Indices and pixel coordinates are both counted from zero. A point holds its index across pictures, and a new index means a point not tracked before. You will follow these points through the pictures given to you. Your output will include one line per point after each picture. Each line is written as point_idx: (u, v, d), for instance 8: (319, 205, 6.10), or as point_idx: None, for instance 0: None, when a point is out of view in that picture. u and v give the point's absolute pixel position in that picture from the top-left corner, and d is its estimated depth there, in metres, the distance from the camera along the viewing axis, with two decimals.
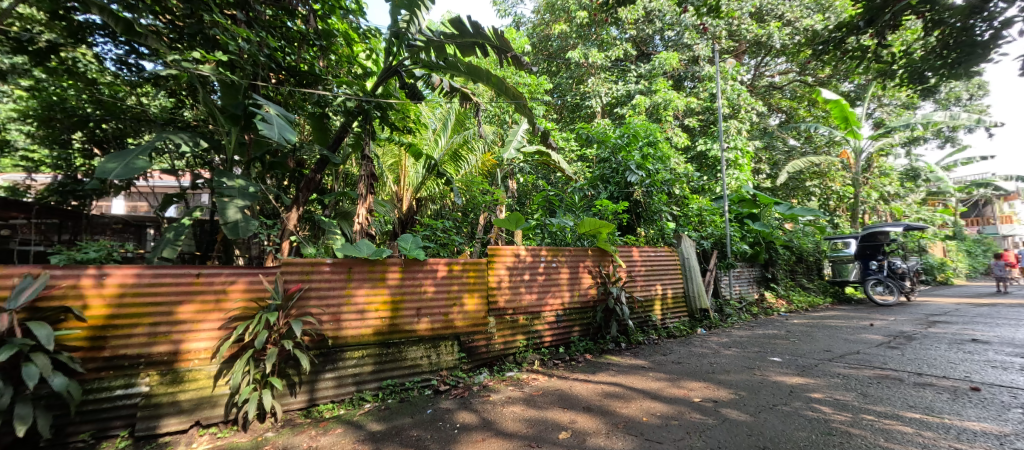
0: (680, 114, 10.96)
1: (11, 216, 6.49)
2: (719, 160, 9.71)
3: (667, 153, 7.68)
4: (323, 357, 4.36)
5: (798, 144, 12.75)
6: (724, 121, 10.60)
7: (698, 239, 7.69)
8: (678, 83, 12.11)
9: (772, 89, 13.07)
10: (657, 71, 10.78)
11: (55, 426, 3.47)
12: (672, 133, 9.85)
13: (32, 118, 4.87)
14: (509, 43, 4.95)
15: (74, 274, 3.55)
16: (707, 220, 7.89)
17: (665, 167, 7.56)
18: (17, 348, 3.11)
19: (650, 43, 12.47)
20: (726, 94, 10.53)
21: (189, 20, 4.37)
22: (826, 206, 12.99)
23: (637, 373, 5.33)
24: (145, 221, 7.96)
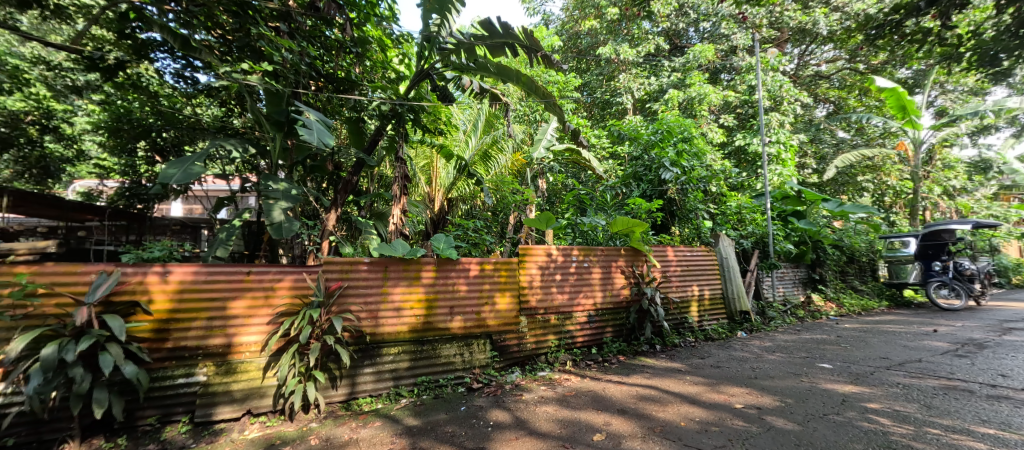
0: (716, 108, 10.54)
1: (87, 218, 7.27)
2: (759, 155, 9.29)
3: (702, 149, 7.44)
4: (362, 352, 4.55)
5: (848, 136, 11.95)
6: (764, 115, 10.12)
7: (737, 239, 7.40)
8: (715, 76, 11.69)
9: (818, 78, 12.33)
10: (692, 64, 10.46)
11: (126, 410, 3.81)
12: (707, 129, 9.51)
13: (103, 130, 5.38)
14: (538, 42, 4.99)
15: (142, 271, 3.89)
16: (747, 219, 7.58)
17: (701, 164, 7.30)
18: (95, 339, 3.45)
19: (683, 36, 12.13)
20: (767, 86, 10.03)
21: (238, 34, 4.70)
22: (881, 203, 12.12)
23: (673, 377, 5.19)
24: (200, 222, 8.58)
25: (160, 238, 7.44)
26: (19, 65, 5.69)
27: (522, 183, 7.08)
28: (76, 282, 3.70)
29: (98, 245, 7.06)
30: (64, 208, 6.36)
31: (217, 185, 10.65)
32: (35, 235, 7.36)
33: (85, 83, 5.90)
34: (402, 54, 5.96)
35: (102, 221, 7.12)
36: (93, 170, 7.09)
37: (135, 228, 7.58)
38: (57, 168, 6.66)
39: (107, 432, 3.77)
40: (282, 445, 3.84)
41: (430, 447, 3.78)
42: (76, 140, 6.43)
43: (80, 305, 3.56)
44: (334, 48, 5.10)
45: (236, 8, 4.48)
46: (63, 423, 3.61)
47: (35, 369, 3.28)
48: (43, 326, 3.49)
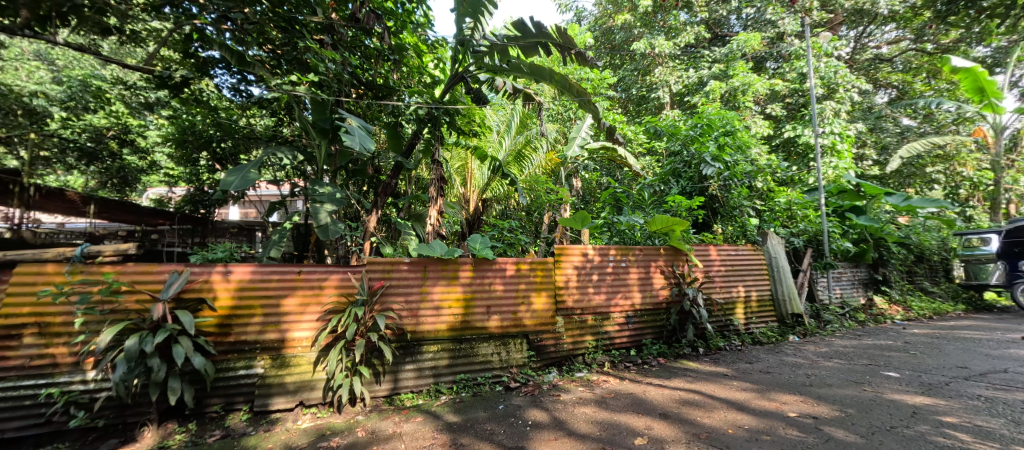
0: (762, 99, 10.00)
1: (159, 223, 7.98)
2: (812, 147, 8.70)
3: (747, 142, 7.08)
4: (403, 349, 4.72)
5: (914, 124, 10.97)
6: (817, 103, 9.47)
7: (787, 237, 6.98)
8: (759, 64, 11.11)
9: (878, 62, 11.39)
10: (735, 54, 9.98)
11: (196, 398, 4.16)
12: (752, 121, 9.04)
13: (171, 142, 5.91)
14: (572, 40, 4.94)
15: (208, 270, 4.24)
16: (798, 215, 7.12)
17: (745, 158, 6.93)
18: (169, 332, 3.80)
19: (725, 24, 11.60)
20: (820, 73, 9.41)
21: (286, 48, 4.97)
22: (956, 196, 11.02)
23: (718, 382, 4.97)
24: (255, 225, 9.22)
25: (221, 240, 8.07)
26: (102, 86, 6.39)
27: (556, 182, 7.06)
28: (152, 280, 4.09)
29: (168, 247, 7.71)
30: (139, 212, 7.04)
31: (269, 190, 11.37)
32: (115, 238, 8.16)
33: (156, 100, 6.62)
34: (437, 59, 6.09)
35: (172, 225, 7.78)
36: (164, 178, 7.78)
37: (199, 232, 8.25)
38: (134, 178, 7.44)
39: (179, 417, 4.12)
40: (331, 435, 4.05)
41: (470, 444, 3.85)
42: (149, 152, 7.10)
43: (156, 301, 3.92)
44: (373, 56, 5.31)
45: (285, 23, 4.86)
46: (144, 408, 3.98)
47: (120, 358, 3.65)
48: (126, 320, 3.85)
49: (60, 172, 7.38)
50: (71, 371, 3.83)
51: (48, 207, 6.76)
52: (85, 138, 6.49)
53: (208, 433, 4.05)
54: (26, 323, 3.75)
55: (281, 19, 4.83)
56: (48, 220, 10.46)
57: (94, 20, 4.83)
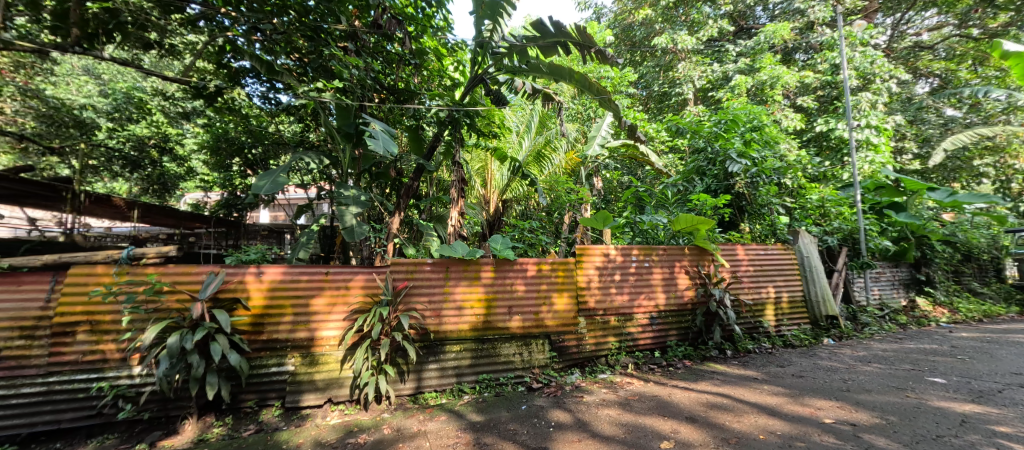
0: (792, 91, 9.62)
1: (196, 226, 8.38)
2: (846, 142, 8.31)
3: (776, 137, 6.85)
4: (427, 349, 4.79)
5: (959, 114, 10.18)
6: (851, 96, 9.05)
7: (820, 235, 6.69)
8: (788, 57, 10.72)
9: (919, 49, 10.79)
10: (763, 46, 9.66)
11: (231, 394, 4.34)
12: (780, 116, 8.72)
13: (206, 149, 6.19)
14: (591, 38, 4.89)
15: (241, 271, 4.43)
16: (831, 213, 6.82)
17: (774, 154, 6.68)
18: (207, 330, 3.99)
19: (750, 16, 11.24)
20: (855, 63, 8.99)
21: (312, 56, 5.10)
22: (1008, 191, 10.31)
23: (747, 385, 4.82)
24: (284, 228, 9.55)
25: (253, 243, 8.40)
26: (143, 98, 6.78)
27: (577, 182, 7.02)
28: (191, 280, 4.31)
29: (204, 250, 8.09)
30: (179, 217, 7.40)
31: (297, 193, 11.74)
32: (157, 241, 8.60)
33: (192, 109, 6.95)
34: (457, 62, 6.21)
35: (208, 228, 8.16)
36: (200, 184, 8.15)
37: (233, 234, 8.62)
38: (173, 184, 7.78)
39: (217, 411, 4.31)
40: (358, 432, 4.16)
41: (493, 444, 3.88)
42: (186, 159, 7.47)
43: (194, 301, 4.12)
44: (394, 61, 5.47)
45: (311, 32, 5.03)
46: (184, 402, 4.19)
47: (162, 355, 3.86)
48: (168, 318, 4.07)
49: (106, 179, 7.83)
50: (119, 366, 4.08)
51: (96, 213, 7.14)
52: (128, 147, 6.86)
53: (243, 427, 4.24)
54: (78, 321, 4.01)
55: (307, 28, 5.02)
56: (98, 225, 11.12)
57: (136, 35, 5.19)
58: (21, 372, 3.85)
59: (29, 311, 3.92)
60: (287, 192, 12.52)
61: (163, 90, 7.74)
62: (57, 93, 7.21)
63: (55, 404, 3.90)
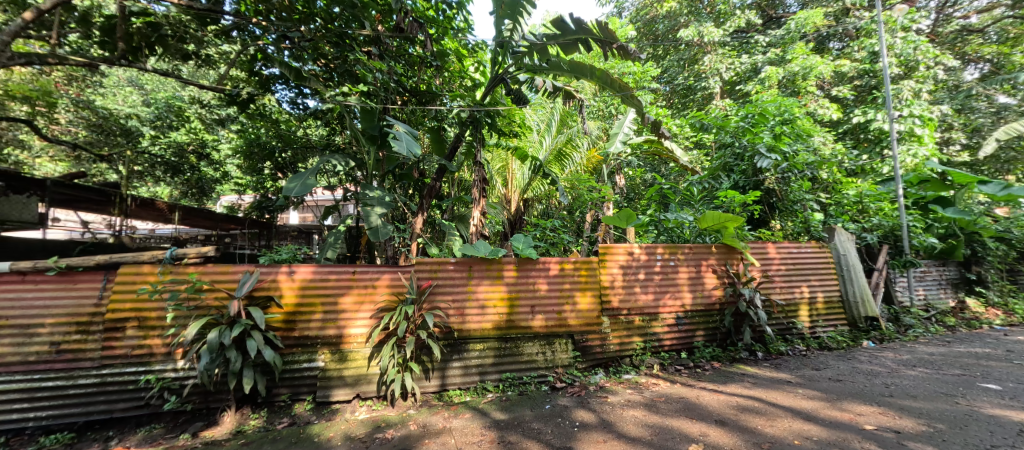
0: (826, 81, 9.21)
1: (231, 227, 8.74)
2: (886, 133, 7.88)
3: (810, 129, 6.56)
4: (450, 347, 4.85)
5: (1014, 101, 9.32)
6: (891, 84, 8.59)
7: (858, 233, 6.36)
8: (821, 45, 10.28)
9: (967, 33, 10.13)
10: (794, 36, 9.29)
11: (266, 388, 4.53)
12: (813, 107, 8.34)
13: (240, 154, 6.45)
14: (613, 34, 4.80)
15: (274, 270, 4.61)
16: (870, 209, 6.50)
17: (807, 148, 6.39)
18: (243, 327, 4.17)
19: (781, 5, 10.82)
20: (896, 50, 8.60)
21: (337, 61, 5.25)
22: None
23: (780, 388, 4.64)
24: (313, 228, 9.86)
25: (284, 243, 8.72)
26: (182, 106, 7.17)
27: (599, 179, 6.93)
28: (228, 279, 4.53)
29: (239, 250, 8.44)
30: (216, 219, 7.76)
31: (325, 195, 12.11)
32: (195, 242, 9.01)
33: (226, 115, 7.27)
34: (477, 62, 6.31)
35: (242, 229, 8.52)
36: (234, 187, 8.49)
37: (265, 235, 8.97)
38: (208, 186, 8.09)
39: (253, 404, 4.50)
40: (385, 427, 4.26)
41: (518, 442, 3.89)
42: (222, 164, 7.82)
43: (232, 298, 4.31)
44: (416, 63, 5.54)
45: (336, 39, 5.17)
46: (223, 395, 4.40)
47: (203, 350, 4.06)
48: (208, 315, 4.30)
49: (150, 184, 8.28)
50: (164, 360, 4.33)
51: (140, 216, 7.53)
52: (169, 153, 7.17)
53: (277, 420, 4.41)
54: (128, 317, 4.27)
55: (333, 35, 5.15)
56: (142, 227, 11.74)
57: (176, 48, 5.50)
58: (77, 365, 4.11)
59: (83, 307, 4.18)
60: (314, 195, 12.94)
61: (201, 99, 8.16)
62: (105, 103, 7.68)
63: (108, 394, 4.16)
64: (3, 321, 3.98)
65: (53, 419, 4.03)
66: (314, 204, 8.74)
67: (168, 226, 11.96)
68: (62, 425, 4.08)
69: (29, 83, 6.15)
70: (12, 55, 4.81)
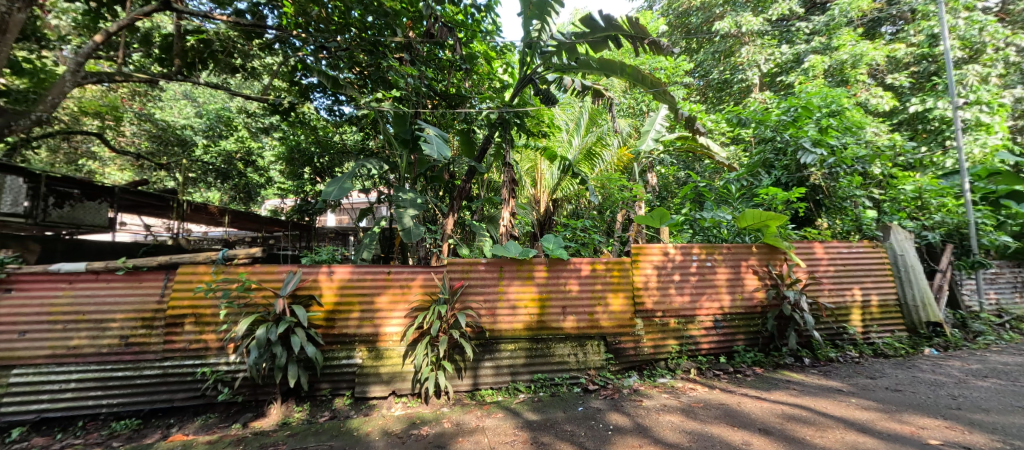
0: (879, 68, 8.63)
1: (274, 229, 9.22)
2: (951, 122, 7.25)
3: (860, 121, 6.15)
4: (482, 347, 4.89)
5: None
6: (954, 69, 7.97)
7: (917, 231, 5.87)
8: (872, 30, 9.62)
9: None
10: (839, 22, 8.80)
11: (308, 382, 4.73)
12: (864, 97, 7.80)
13: (282, 160, 6.80)
14: (644, 29, 4.65)
15: (315, 271, 4.81)
16: (931, 205, 5.96)
17: (858, 140, 6.00)
18: (288, 324, 4.38)
19: None
20: (958, 32, 8.00)
21: (371, 68, 5.43)
22: None
23: (830, 397, 4.35)
24: (349, 230, 10.24)
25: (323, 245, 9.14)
26: (230, 116, 7.71)
27: (630, 178, 6.81)
28: (274, 278, 4.78)
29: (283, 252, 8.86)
30: (261, 222, 8.24)
31: (361, 198, 12.55)
32: (244, 244, 9.53)
33: (269, 124, 7.69)
34: (505, 63, 6.40)
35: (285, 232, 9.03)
36: (279, 191, 8.95)
37: (306, 236, 9.43)
38: (254, 191, 8.60)
39: (297, 398, 4.72)
40: (420, 424, 4.35)
41: (551, 443, 3.87)
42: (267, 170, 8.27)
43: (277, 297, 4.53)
44: (445, 67, 5.63)
45: (370, 46, 5.29)
46: (270, 388, 4.64)
47: (252, 345, 4.28)
48: (257, 312, 4.55)
49: (204, 189, 8.85)
50: (218, 354, 4.62)
51: (195, 219, 8.07)
52: (219, 161, 7.70)
53: (319, 414, 4.61)
54: (186, 313, 4.59)
55: (367, 43, 5.30)
56: (197, 231, 12.56)
57: (225, 62, 5.90)
58: (143, 357, 4.46)
59: (148, 304, 4.54)
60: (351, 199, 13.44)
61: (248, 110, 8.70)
62: (163, 116, 8.30)
63: (169, 384, 4.48)
64: (80, 316, 4.38)
65: (123, 406, 4.37)
66: (350, 207, 9.11)
67: (217, 229, 12.72)
68: (130, 412, 4.42)
69: (99, 100, 6.77)
70: (85, 74, 5.24)
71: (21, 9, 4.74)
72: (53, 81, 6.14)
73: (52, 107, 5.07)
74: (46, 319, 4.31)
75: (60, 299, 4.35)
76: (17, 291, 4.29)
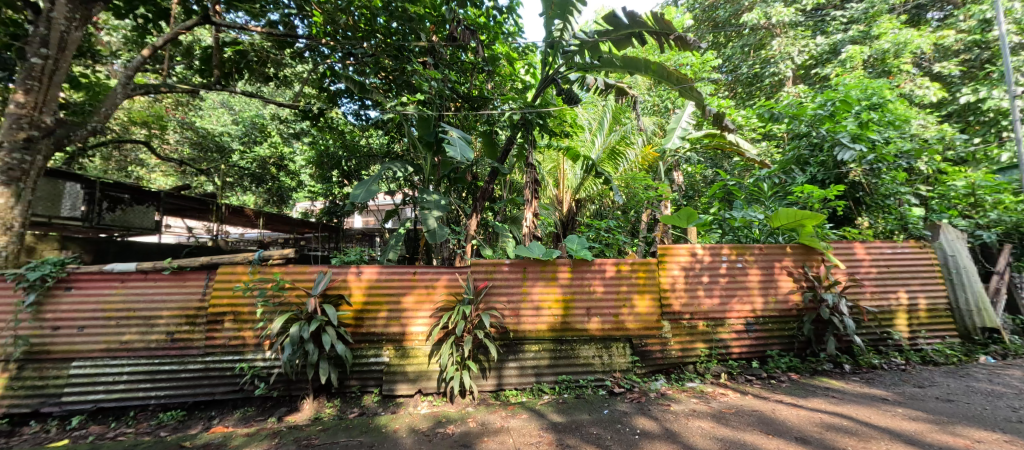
0: (924, 57, 8.11)
1: (305, 230, 9.59)
2: (1006, 113, 6.75)
3: (904, 113, 5.79)
4: (507, 347, 4.89)
5: None
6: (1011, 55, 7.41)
7: (969, 230, 5.45)
8: (916, 17, 9.07)
9: None
10: (880, 9, 8.32)
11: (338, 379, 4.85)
12: (909, 88, 7.35)
13: (312, 164, 7.03)
14: (670, 25, 4.52)
15: (344, 271, 4.93)
16: (986, 202, 5.47)
17: (901, 134, 5.66)
18: (319, 322, 4.50)
19: None
20: (1015, 15, 7.43)
21: (396, 73, 5.56)
22: None
23: (875, 406, 4.10)
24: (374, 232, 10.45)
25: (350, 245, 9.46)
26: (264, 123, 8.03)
27: (655, 177, 6.67)
28: (306, 278, 4.93)
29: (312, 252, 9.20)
30: (293, 223, 8.66)
31: (386, 199, 12.78)
32: (278, 244, 9.93)
33: (300, 129, 7.97)
34: (527, 64, 6.49)
35: (315, 232, 9.41)
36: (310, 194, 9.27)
37: (335, 237, 9.79)
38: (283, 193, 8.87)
39: (328, 394, 4.85)
40: (446, 423, 4.39)
41: (576, 446, 3.84)
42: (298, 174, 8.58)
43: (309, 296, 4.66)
44: (468, 70, 5.63)
45: (395, 52, 5.40)
46: (303, 384, 4.78)
47: (286, 343, 4.41)
48: (290, 311, 4.70)
49: (240, 192, 9.25)
50: (255, 350, 4.79)
51: (233, 221, 8.47)
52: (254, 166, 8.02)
53: (349, 410, 4.72)
54: (226, 311, 4.79)
55: (392, 48, 5.40)
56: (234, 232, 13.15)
57: (259, 71, 6.16)
58: (187, 351, 4.67)
59: (191, 302, 4.76)
60: (378, 199, 13.76)
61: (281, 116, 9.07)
62: (204, 124, 8.74)
63: (210, 378, 4.69)
64: (130, 312, 4.63)
65: (169, 398, 4.60)
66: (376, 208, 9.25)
67: (254, 231, 13.28)
68: (176, 403, 4.64)
69: (146, 110, 7.19)
70: (134, 87, 5.60)
71: (78, 27, 5.16)
72: (107, 93, 6.56)
73: (105, 118, 5.42)
74: (100, 316, 4.58)
75: (113, 297, 4.62)
76: (76, 290, 4.58)
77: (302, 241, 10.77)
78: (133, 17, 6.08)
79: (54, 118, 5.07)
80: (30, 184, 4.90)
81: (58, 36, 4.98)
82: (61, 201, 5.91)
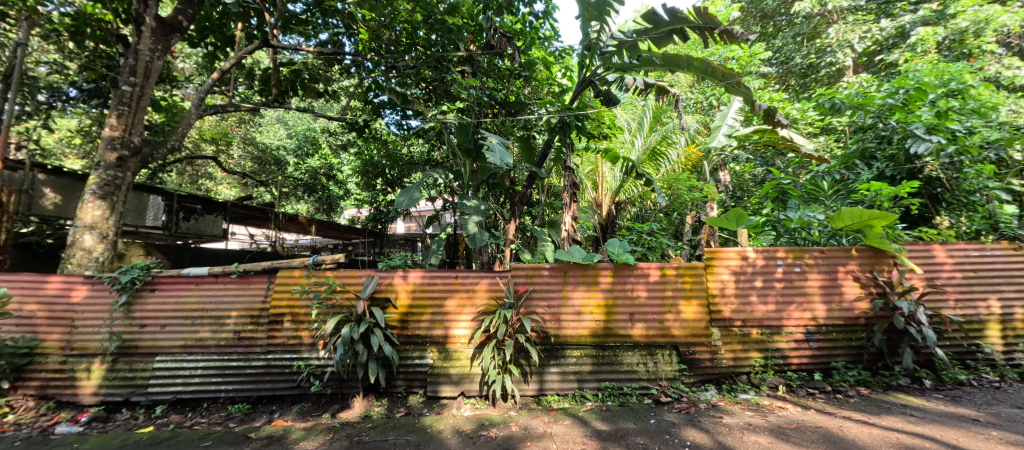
0: (1012, 34, 7.22)
1: (353, 236, 10.08)
2: None
3: (991, 99, 5.14)
4: (548, 352, 4.80)
5: None
6: None
7: None
8: None
9: None
10: None
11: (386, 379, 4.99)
12: (994, 70, 6.56)
13: (359, 172, 7.34)
14: (715, 18, 4.25)
15: (390, 275, 5.08)
16: None
17: (987, 123, 5.03)
18: (368, 324, 4.64)
19: None
20: None
21: (435, 83, 5.69)
22: None
23: (964, 427, 3.64)
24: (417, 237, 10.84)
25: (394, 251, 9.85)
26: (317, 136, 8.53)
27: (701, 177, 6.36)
28: (355, 282, 5.16)
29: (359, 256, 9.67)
30: (342, 230, 9.15)
31: (429, 205, 13.16)
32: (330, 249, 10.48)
33: (349, 140, 8.39)
34: (563, 68, 6.42)
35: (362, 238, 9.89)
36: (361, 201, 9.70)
37: (381, 241, 10.28)
38: (334, 200, 9.34)
39: (376, 393, 5.00)
40: (488, 426, 4.40)
41: None
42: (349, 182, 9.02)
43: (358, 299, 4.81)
44: (505, 76, 5.65)
45: (435, 63, 5.52)
46: (353, 383, 4.96)
47: (338, 343, 4.56)
48: (341, 313, 4.88)
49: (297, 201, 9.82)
50: (310, 349, 5.04)
51: (289, 228, 9.03)
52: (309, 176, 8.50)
53: (395, 409, 4.85)
54: (284, 312, 5.07)
55: (432, 59, 5.53)
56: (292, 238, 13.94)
57: (310, 88, 6.53)
58: (251, 349, 4.99)
59: (254, 303, 5.09)
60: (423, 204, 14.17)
61: (332, 129, 9.59)
62: (264, 139, 9.39)
63: (271, 375, 4.97)
64: (204, 312, 5.03)
65: (236, 392, 4.93)
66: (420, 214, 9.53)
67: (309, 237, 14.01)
68: (242, 397, 4.97)
69: (215, 128, 7.83)
70: (205, 108, 6.08)
71: (160, 57, 5.70)
72: (183, 114, 7.25)
73: (182, 137, 5.93)
74: (178, 315, 5.00)
75: (189, 298, 5.04)
76: (158, 291, 5.04)
77: (351, 246, 11.25)
78: (204, 45, 6.66)
79: (139, 139, 5.62)
80: (122, 197, 5.48)
81: (143, 65, 5.52)
82: (146, 212, 6.56)
